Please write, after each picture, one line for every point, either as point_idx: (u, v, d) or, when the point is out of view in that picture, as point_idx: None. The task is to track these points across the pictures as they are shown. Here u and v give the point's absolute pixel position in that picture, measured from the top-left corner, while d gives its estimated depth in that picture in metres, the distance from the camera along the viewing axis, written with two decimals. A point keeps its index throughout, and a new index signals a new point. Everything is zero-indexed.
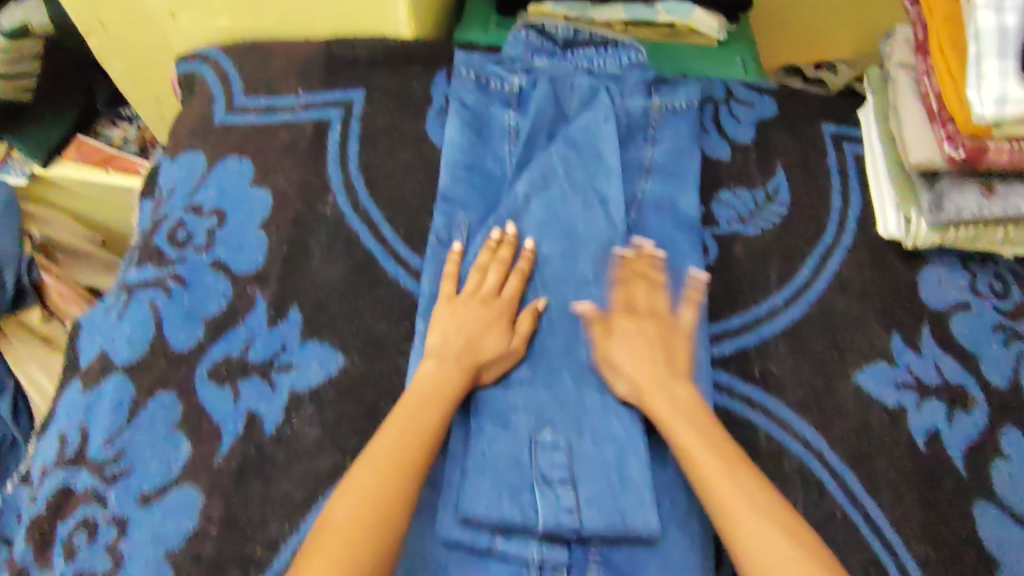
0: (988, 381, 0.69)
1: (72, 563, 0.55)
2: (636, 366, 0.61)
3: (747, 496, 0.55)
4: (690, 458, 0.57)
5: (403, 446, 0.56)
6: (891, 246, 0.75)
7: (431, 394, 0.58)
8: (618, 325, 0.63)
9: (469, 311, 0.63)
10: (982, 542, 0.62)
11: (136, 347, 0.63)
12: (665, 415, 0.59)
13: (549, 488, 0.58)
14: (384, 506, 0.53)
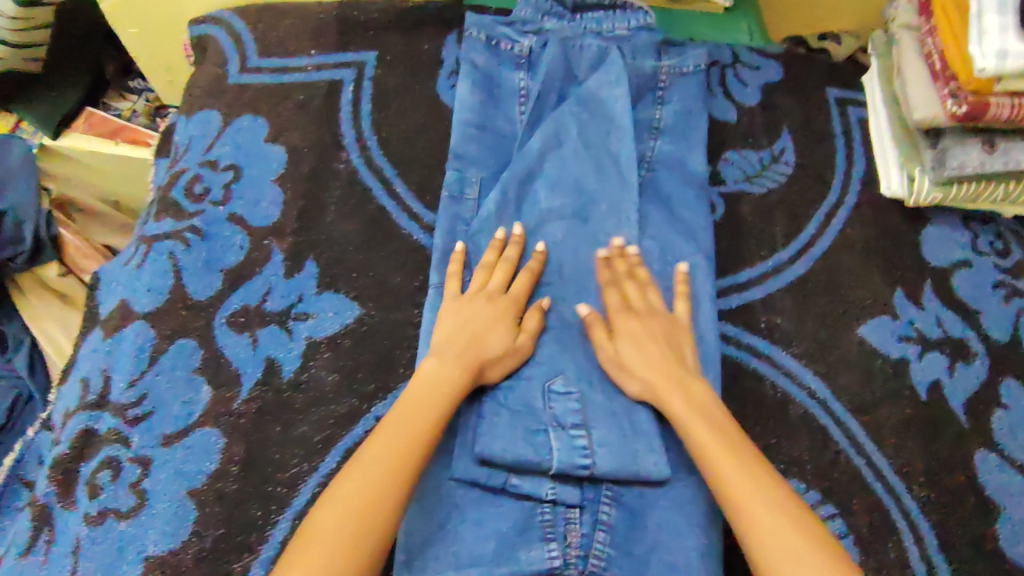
0: (988, 334, 0.70)
1: (96, 501, 0.56)
2: (649, 366, 0.59)
3: (759, 487, 0.51)
4: (700, 449, 0.54)
5: (397, 448, 0.52)
6: (894, 205, 0.76)
7: (428, 394, 0.55)
8: (632, 321, 0.62)
9: (477, 310, 0.61)
10: (983, 486, 0.63)
11: (156, 296, 0.64)
12: (677, 406, 0.57)
13: (563, 430, 0.59)
14: (370, 514, 0.48)
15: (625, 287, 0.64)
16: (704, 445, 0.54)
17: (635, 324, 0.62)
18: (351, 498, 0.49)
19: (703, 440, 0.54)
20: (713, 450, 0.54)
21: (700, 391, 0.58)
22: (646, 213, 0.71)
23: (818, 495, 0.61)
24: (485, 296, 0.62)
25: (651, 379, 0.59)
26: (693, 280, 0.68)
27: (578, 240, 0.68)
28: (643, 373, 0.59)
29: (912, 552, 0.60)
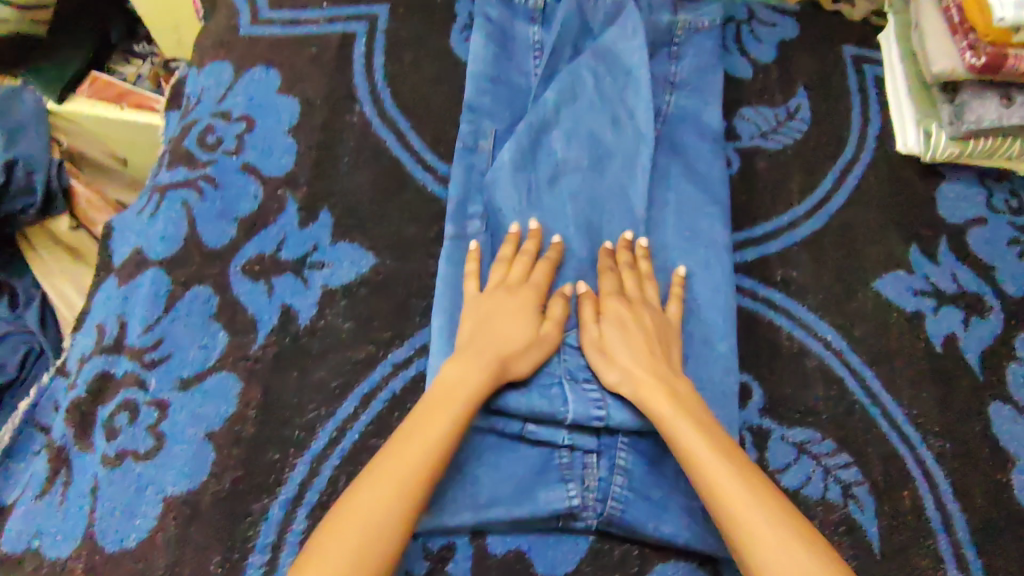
0: (1003, 290, 0.70)
1: (114, 442, 0.56)
2: (632, 355, 0.57)
3: (761, 501, 0.48)
4: (694, 460, 0.51)
5: (410, 462, 0.48)
6: (910, 161, 0.76)
7: (445, 399, 0.52)
8: (625, 307, 0.60)
9: (499, 304, 0.58)
10: (996, 437, 0.63)
11: (170, 244, 0.64)
12: (668, 411, 0.53)
13: (577, 385, 0.58)
14: (382, 534, 0.46)
15: (623, 276, 0.62)
16: (698, 456, 0.50)
17: (624, 309, 0.59)
18: (361, 515, 0.46)
19: (697, 450, 0.51)
20: (708, 460, 0.50)
21: (690, 396, 0.55)
22: (663, 165, 0.71)
23: (833, 445, 0.61)
24: (504, 287, 0.60)
25: (634, 371, 0.56)
26: (709, 232, 0.67)
27: (595, 191, 0.67)
28: (630, 365, 0.56)
29: (927, 500, 0.60)
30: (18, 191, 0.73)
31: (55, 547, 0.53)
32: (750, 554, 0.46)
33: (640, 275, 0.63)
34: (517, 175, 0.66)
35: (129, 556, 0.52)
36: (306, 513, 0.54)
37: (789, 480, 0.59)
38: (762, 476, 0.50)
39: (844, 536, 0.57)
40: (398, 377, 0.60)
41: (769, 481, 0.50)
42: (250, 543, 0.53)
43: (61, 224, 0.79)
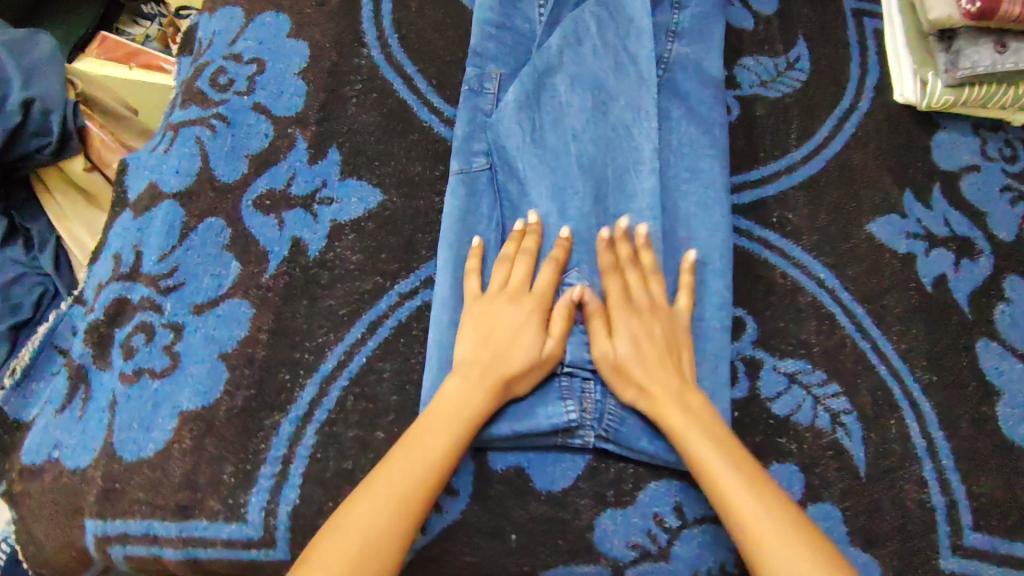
0: (995, 234, 0.72)
1: (131, 361, 0.58)
2: (647, 370, 0.56)
3: (774, 514, 0.49)
4: (707, 472, 0.52)
5: (414, 477, 0.50)
6: (906, 110, 0.77)
7: (450, 416, 0.53)
8: (634, 320, 0.59)
9: (505, 317, 0.58)
10: (983, 372, 0.65)
11: (184, 178, 0.66)
12: (680, 423, 0.54)
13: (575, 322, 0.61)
14: (380, 547, 0.47)
15: (626, 275, 0.61)
16: (713, 469, 0.51)
17: (635, 321, 0.59)
18: (363, 526, 0.47)
19: (711, 463, 0.52)
20: (722, 474, 0.51)
21: (702, 407, 0.56)
22: (664, 109, 0.72)
23: (824, 375, 0.63)
24: (507, 295, 0.59)
25: (649, 386, 0.56)
26: (707, 173, 0.69)
27: (599, 133, 0.69)
28: (645, 381, 0.56)
29: (913, 428, 0.62)
30: (33, 131, 0.72)
31: (75, 458, 0.56)
32: (765, 568, 0.47)
33: (643, 271, 0.62)
34: (521, 114, 0.68)
35: (147, 465, 0.54)
36: (315, 429, 0.57)
37: (780, 408, 0.62)
38: (776, 489, 0.51)
39: (832, 460, 0.60)
40: (403, 306, 0.62)
41: (782, 494, 0.51)
42: (262, 456, 0.55)
43: (73, 164, 0.78)
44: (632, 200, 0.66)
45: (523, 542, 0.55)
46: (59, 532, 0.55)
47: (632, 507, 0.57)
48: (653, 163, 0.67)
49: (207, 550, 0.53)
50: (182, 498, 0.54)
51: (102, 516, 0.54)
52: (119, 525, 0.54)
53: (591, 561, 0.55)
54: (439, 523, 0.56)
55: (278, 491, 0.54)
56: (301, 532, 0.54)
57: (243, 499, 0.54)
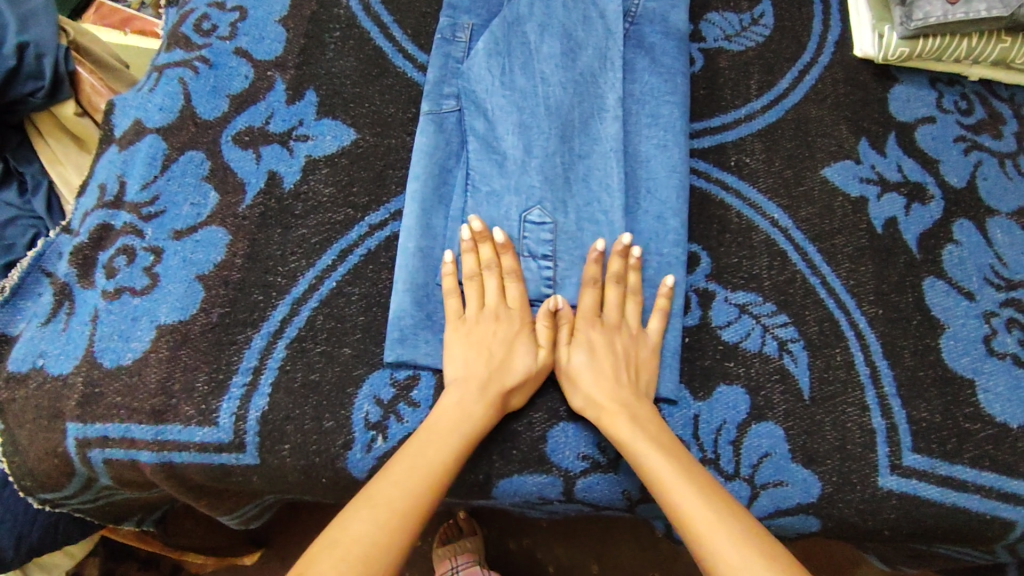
0: (945, 181, 0.74)
1: (113, 280, 0.62)
2: (596, 381, 0.59)
3: (720, 515, 0.50)
4: (656, 479, 0.53)
5: (410, 486, 0.51)
6: (865, 65, 0.79)
7: (448, 428, 0.55)
8: (597, 331, 0.62)
9: (491, 339, 0.60)
10: (928, 307, 0.68)
11: (166, 115, 0.69)
12: (627, 432, 0.56)
13: (532, 261, 0.65)
14: (378, 558, 0.46)
15: (607, 291, 0.63)
16: (661, 476, 0.53)
17: (596, 333, 0.62)
18: (361, 538, 0.47)
19: (658, 469, 0.53)
20: (668, 479, 0.53)
21: (649, 419, 0.58)
22: (629, 60, 0.74)
23: (774, 307, 0.67)
24: (493, 309, 0.61)
25: (596, 397, 0.59)
26: (667, 118, 0.71)
27: (565, 90, 0.70)
28: (594, 391, 0.59)
29: (858, 356, 0.65)
30: (27, 75, 0.75)
31: (58, 365, 0.59)
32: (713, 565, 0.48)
33: (625, 290, 0.64)
34: (490, 60, 0.70)
35: (125, 371, 0.58)
36: (285, 345, 0.60)
37: (729, 335, 0.65)
38: (723, 493, 0.53)
39: (776, 383, 0.64)
40: (373, 236, 0.66)
41: (728, 497, 0.52)
42: (234, 367, 0.59)
43: (66, 109, 0.81)
44: (596, 142, 0.69)
45: (477, 451, 0.60)
46: (42, 437, 0.59)
47: (585, 421, 0.61)
48: (614, 115, 0.69)
49: (181, 453, 0.57)
50: (158, 403, 0.58)
51: (82, 420, 0.58)
52: (97, 430, 0.58)
53: (543, 471, 0.59)
54: (399, 431, 0.59)
55: (248, 399, 0.58)
56: (269, 437, 0.58)
57: (215, 405, 0.58)
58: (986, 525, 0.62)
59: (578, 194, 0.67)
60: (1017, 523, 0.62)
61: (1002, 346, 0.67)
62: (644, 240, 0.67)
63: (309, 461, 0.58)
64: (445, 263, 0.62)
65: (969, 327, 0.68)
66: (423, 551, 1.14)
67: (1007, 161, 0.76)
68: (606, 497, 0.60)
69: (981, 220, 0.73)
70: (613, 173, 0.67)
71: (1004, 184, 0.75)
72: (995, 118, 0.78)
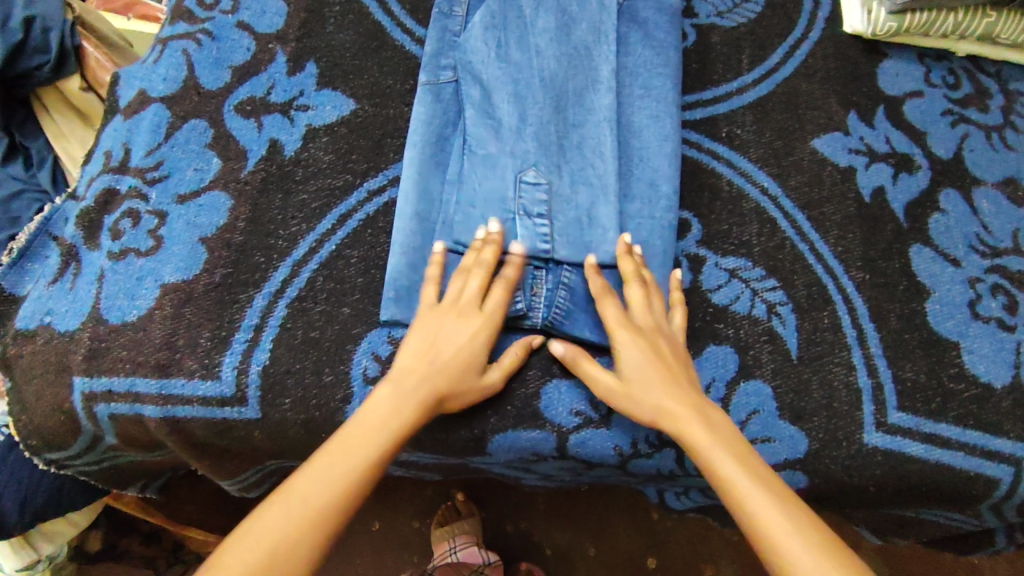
0: (932, 151, 0.76)
1: (118, 242, 0.63)
2: (657, 387, 0.57)
3: (802, 531, 0.49)
4: (737, 492, 0.52)
5: (331, 483, 0.49)
6: (854, 40, 0.81)
7: (375, 425, 0.53)
8: (633, 339, 0.59)
9: (451, 341, 0.58)
10: (915, 272, 0.70)
11: (170, 85, 0.70)
12: (702, 438, 0.55)
13: (528, 219, 0.64)
14: (285, 558, 0.45)
15: (629, 293, 0.61)
16: (740, 486, 0.52)
17: (632, 340, 0.59)
18: (268, 534, 0.46)
19: (737, 480, 0.52)
20: (749, 490, 0.51)
21: (719, 423, 0.57)
22: (622, 34, 0.74)
23: (763, 271, 0.68)
24: (454, 311, 0.59)
25: (663, 402, 0.57)
26: (660, 90, 0.72)
27: (561, 62, 0.70)
28: (659, 398, 0.57)
29: (845, 319, 0.67)
30: (34, 49, 0.77)
31: (65, 322, 0.61)
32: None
33: (646, 289, 0.62)
34: (487, 32, 0.70)
35: (130, 327, 0.60)
36: (286, 304, 0.62)
37: (719, 298, 0.67)
38: (802, 505, 0.52)
39: (765, 344, 0.65)
40: (371, 202, 0.67)
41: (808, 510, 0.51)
42: (237, 323, 0.61)
43: (71, 84, 0.83)
44: (590, 112, 0.69)
45: (472, 408, 0.62)
46: (49, 392, 0.60)
47: (577, 378, 0.62)
48: (608, 86, 0.70)
49: (185, 407, 0.59)
50: (162, 357, 0.59)
51: (89, 374, 0.59)
52: (103, 384, 0.59)
53: (536, 426, 0.61)
54: None
55: (249, 353, 0.60)
56: (270, 390, 0.59)
57: (218, 360, 0.60)
58: (971, 482, 0.63)
59: (572, 161, 0.67)
60: (1001, 480, 0.63)
61: (987, 311, 0.69)
62: (637, 203, 0.68)
63: (309, 415, 0.60)
64: (434, 252, 0.62)
65: (955, 292, 0.69)
66: (423, 533, 1.15)
67: (994, 133, 0.77)
68: (597, 453, 0.62)
69: (967, 190, 0.74)
70: (607, 141, 0.68)
71: (990, 155, 0.76)
72: (982, 92, 0.80)
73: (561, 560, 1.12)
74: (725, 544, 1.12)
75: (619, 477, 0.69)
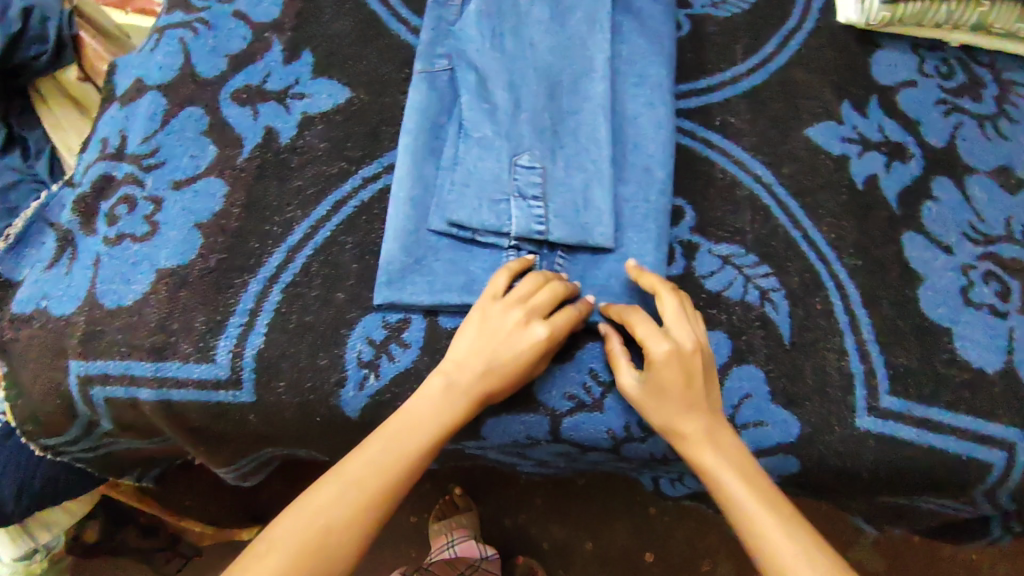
0: (925, 140, 0.76)
1: (115, 227, 0.64)
2: (679, 409, 0.55)
3: (813, 562, 0.48)
4: (746, 516, 0.51)
5: (384, 470, 0.52)
6: (849, 30, 0.81)
7: (427, 412, 0.55)
8: (675, 365, 0.55)
9: (515, 347, 0.56)
10: (908, 259, 0.70)
11: (166, 73, 0.71)
12: (712, 462, 0.54)
13: (523, 201, 0.64)
14: (341, 532, 0.49)
15: (665, 308, 0.58)
16: (749, 511, 0.51)
17: (673, 367, 0.55)
18: (324, 514, 0.49)
19: (746, 505, 0.52)
20: (758, 515, 0.51)
21: (731, 443, 0.56)
22: (617, 22, 0.74)
23: (757, 258, 0.69)
24: (520, 318, 0.57)
25: (679, 425, 0.55)
26: (655, 77, 0.72)
27: (556, 51, 0.70)
28: (676, 420, 0.55)
29: (837, 305, 0.67)
30: (31, 39, 0.77)
31: (61, 306, 0.62)
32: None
33: (682, 305, 0.58)
34: (482, 21, 0.70)
35: (126, 311, 0.61)
36: (281, 288, 0.62)
37: (712, 284, 0.68)
38: (813, 529, 0.51)
39: (757, 329, 0.66)
40: (366, 188, 0.67)
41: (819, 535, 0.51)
42: (232, 308, 0.61)
43: (68, 74, 0.83)
44: (586, 99, 0.69)
45: None
46: (46, 376, 0.61)
47: (571, 362, 0.63)
48: (603, 74, 0.70)
49: (181, 390, 0.60)
50: (158, 341, 0.60)
51: (85, 357, 0.60)
52: (99, 367, 0.60)
53: (530, 410, 0.62)
54: (391, 370, 0.61)
55: (244, 337, 0.60)
56: (265, 374, 0.60)
57: (213, 343, 0.60)
58: (964, 467, 0.63)
59: (566, 148, 0.67)
60: (993, 465, 0.63)
61: (980, 298, 0.69)
62: (632, 188, 0.68)
63: (304, 399, 0.60)
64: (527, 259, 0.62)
65: (947, 279, 0.69)
66: (421, 527, 1.16)
67: (988, 123, 0.78)
68: (591, 437, 0.62)
69: (961, 178, 0.75)
70: (601, 127, 0.68)
71: (984, 144, 0.77)
72: (977, 82, 0.80)
73: (558, 555, 1.12)
74: (722, 538, 1.12)
75: (612, 462, 0.69)
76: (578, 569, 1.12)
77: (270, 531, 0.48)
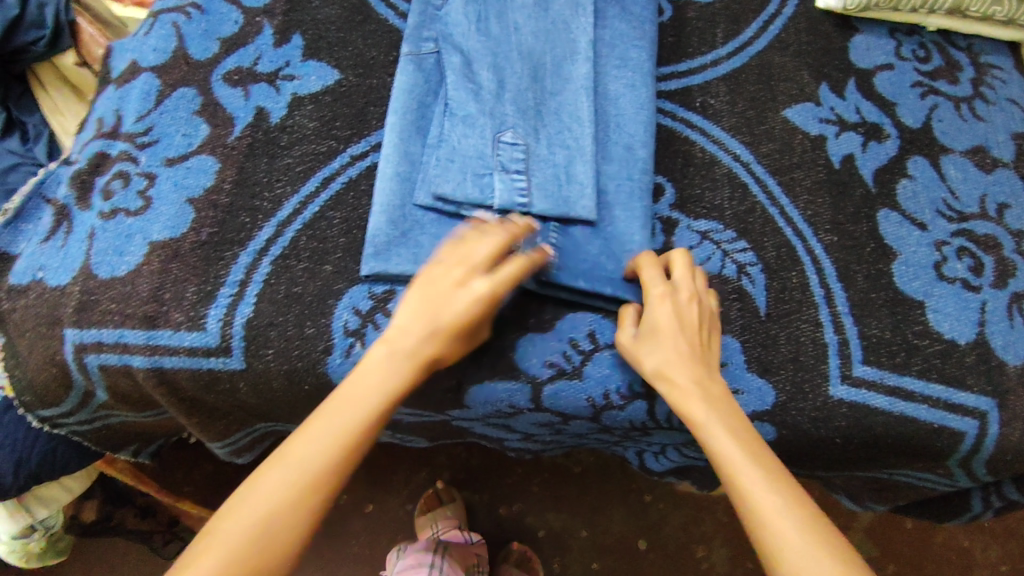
0: (901, 121, 0.78)
1: (109, 202, 0.66)
2: (669, 357, 0.57)
3: (794, 514, 0.50)
4: (729, 469, 0.52)
5: (323, 452, 0.51)
6: (827, 16, 0.83)
7: (364, 387, 0.53)
8: (669, 312, 0.58)
9: (457, 307, 0.55)
10: (882, 235, 0.72)
11: (160, 55, 0.73)
12: (700, 413, 0.55)
13: (507, 176, 0.66)
14: (279, 523, 0.49)
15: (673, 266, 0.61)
16: (735, 464, 0.52)
17: (667, 313, 0.58)
18: (264, 502, 0.49)
19: (732, 457, 0.53)
20: (740, 465, 0.52)
21: (721, 398, 0.56)
22: (601, 7, 0.76)
23: (735, 233, 0.71)
24: (460, 278, 0.56)
25: (666, 370, 0.57)
26: (636, 60, 0.74)
27: (539, 33, 0.72)
28: (666, 369, 0.57)
29: (813, 278, 0.69)
30: (29, 23, 0.79)
31: (57, 277, 0.64)
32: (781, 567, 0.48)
33: (687, 265, 0.61)
34: (467, 6, 0.71)
35: (119, 281, 0.63)
36: (271, 261, 0.64)
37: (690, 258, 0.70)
38: (792, 481, 0.52)
39: (734, 301, 0.68)
40: (354, 165, 0.69)
41: (801, 490, 0.52)
42: (222, 279, 0.63)
43: (66, 59, 0.85)
44: (567, 81, 0.71)
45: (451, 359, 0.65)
46: (42, 345, 0.63)
47: (552, 331, 0.65)
48: (585, 56, 0.72)
49: (172, 357, 0.62)
50: (150, 310, 0.62)
51: (79, 326, 0.62)
52: (93, 335, 0.62)
53: (512, 378, 0.64)
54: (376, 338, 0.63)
55: (235, 306, 0.62)
56: (254, 342, 0.62)
57: (203, 313, 0.62)
58: (936, 436, 0.65)
59: (549, 126, 0.69)
60: (965, 433, 0.65)
61: (953, 272, 0.70)
62: (614, 166, 0.70)
63: (292, 366, 0.62)
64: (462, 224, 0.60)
65: (921, 254, 0.71)
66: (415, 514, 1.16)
67: (963, 104, 0.79)
68: (571, 405, 0.65)
69: (936, 158, 0.76)
70: (584, 106, 0.70)
71: (960, 126, 0.78)
72: (952, 65, 0.81)
73: (552, 540, 1.14)
74: (712, 522, 1.14)
75: (595, 433, 0.71)
76: (572, 553, 1.13)
77: (220, 518, 0.49)
